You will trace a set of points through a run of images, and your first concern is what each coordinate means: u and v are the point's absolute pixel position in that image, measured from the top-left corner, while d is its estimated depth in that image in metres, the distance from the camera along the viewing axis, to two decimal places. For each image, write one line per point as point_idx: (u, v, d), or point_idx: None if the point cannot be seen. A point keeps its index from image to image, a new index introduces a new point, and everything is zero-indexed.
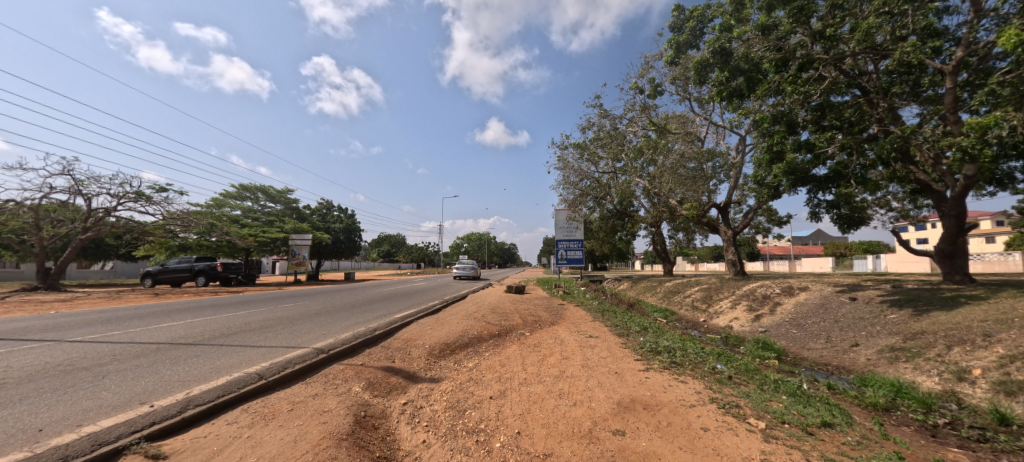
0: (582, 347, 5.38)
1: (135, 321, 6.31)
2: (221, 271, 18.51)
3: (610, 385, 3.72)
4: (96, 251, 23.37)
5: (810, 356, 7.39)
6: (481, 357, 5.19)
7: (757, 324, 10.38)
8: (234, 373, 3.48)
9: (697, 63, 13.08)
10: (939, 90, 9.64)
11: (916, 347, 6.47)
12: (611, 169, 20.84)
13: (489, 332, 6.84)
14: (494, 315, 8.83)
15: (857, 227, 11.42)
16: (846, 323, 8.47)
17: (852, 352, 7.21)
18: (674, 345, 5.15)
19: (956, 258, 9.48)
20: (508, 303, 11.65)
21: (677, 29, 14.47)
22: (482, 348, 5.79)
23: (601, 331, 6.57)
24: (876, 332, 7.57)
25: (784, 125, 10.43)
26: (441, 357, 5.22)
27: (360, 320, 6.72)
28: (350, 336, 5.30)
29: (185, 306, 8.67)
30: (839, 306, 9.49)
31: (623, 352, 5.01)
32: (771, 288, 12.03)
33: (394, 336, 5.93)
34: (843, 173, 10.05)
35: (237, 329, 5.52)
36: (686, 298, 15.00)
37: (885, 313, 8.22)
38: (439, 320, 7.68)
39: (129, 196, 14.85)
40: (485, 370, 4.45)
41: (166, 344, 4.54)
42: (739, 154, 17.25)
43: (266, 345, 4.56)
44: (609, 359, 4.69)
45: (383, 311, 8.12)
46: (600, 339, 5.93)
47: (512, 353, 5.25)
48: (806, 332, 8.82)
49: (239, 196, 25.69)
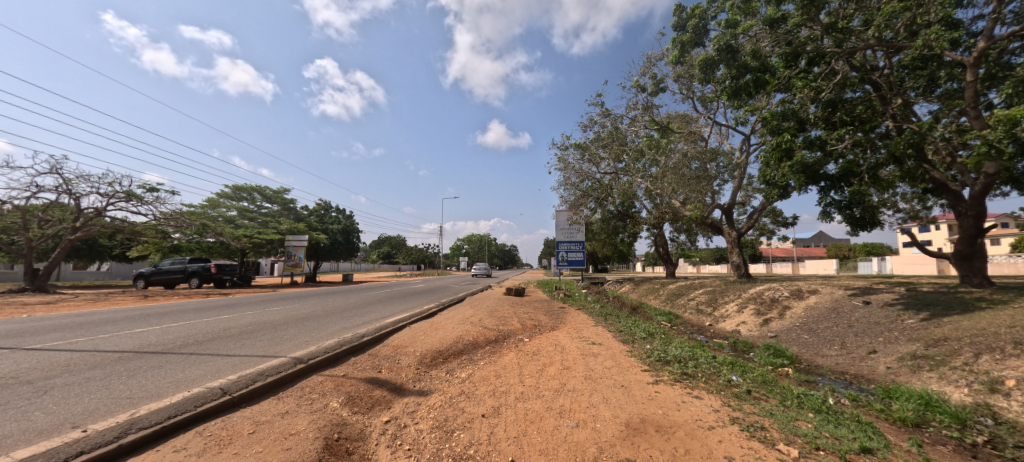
0: (584, 355, 5.00)
1: (108, 325, 5.93)
2: (214, 272, 18.15)
3: (616, 401, 3.34)
4: (90, 252, 23.08)
5: (825, 364, 6.99)
6: (475, 366, 4.82)
7: (766, 329, 9.98)
8: (194, 387, 3.10)
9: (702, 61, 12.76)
10: (955, 85, 9.26)
11: (940, 355, 6.07)
12: (613, 170, 20.45)
13: (486, 337, 6.46)
14: (492, 319, 8.44)
15: (868, 228, 11.01)
16: (861, 329, 8.07)
17: (870, 360, 6.81)
18: (684, 353, 4.77)
19: (974, 259, 9.10)
20: (507, 306, 11.28)
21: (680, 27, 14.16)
22: (477, 356, 5.41)
23: (604, 338, 6.18)
24: (894, 338, 7.17)
25: (793, 122, 10.13)
26: (431, 367, 4.83)
27: (349, 324, 6.34)
28: (334, 343, 4.93)
29: (171, 309, 8.31)
30: (852, 310, 9.06)
31: (629, 361, 4.61)
32: (779, 290, 11.63)
33: (383, 343, 5.56)
34: (856, 172, 9.65)
35: (215, 335, 5.14)
36: (690, 301, 14.58)
37: (902, 318, 7.80)
38: (434, 324, 7.30)
39: (119, 195, 14.52)
40: (478, 382, 4.06)
41: (130, 352, 4.16)
42: (743, 154, 16.89)
43: (240, 354, 4.18)
44: (615, 369, 4.30)
45: (376, 315, 7.74)
46: (603, 346, 5.54)
47: (508, 362, 4.86)
48: (818, 338, 8.41)
49: (235, 197, 25.36)
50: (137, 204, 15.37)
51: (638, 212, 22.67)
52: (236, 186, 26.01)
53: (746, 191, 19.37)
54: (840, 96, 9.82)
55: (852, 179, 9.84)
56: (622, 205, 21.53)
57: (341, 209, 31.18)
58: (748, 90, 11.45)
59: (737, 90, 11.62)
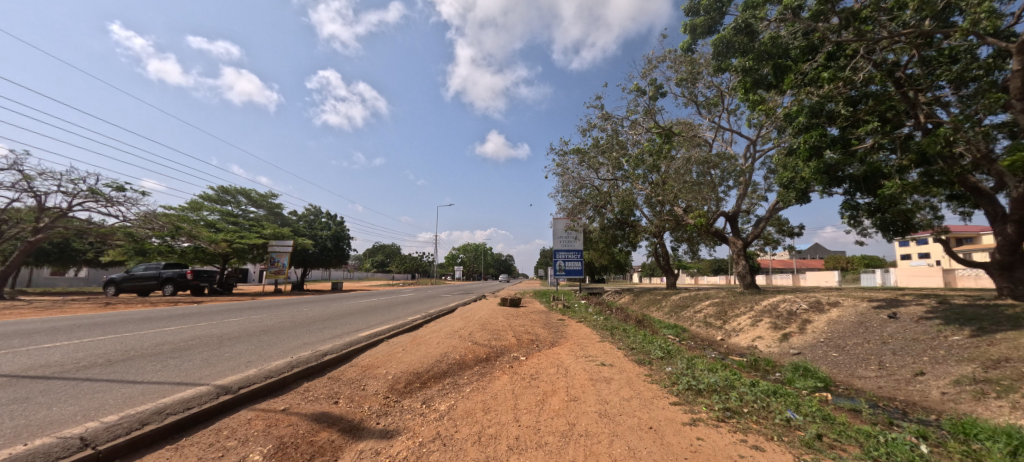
0: (593, 381, 4.04)
1: (27, 337, 4.95)
2: (191, 279, 17.02)
3: (647, 454, 2.41)
4: (60, 256, 21.83)
5: (865, 388, 6.09)
6: (459, 395, 3.86)
7: (787, 346, 9.09)
8: (39, 438, 2.14)
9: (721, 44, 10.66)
10: (1001, 74, 8.48)
11: (1007, 379, 5.16)
12: (612, 176, 19.75)
13: (474, 355, 5.52)
14: (484, 332, 7.49)
15: (900, 231, 10.23)
16: (898, 346, 7.18)
17: (918, 383, 5.91)
18: (720, 381, 3.81)
19: (1016, 269, 8.41)
20: (500, 317, 10.35)
21: (693, 11, 12.62)
22: (463, 380, 4.48)
23: (614, 357, 5.26)
24: (942, 357, 6.28)
25: (814, 120, 9.30)
26: (405, 395, 3.89)
27: (313, 339, 5.34)
28: (284, 365, 3.99)
29: (119, 319, 7.29)
30: (882, 325, 8.17)
31: (650, 390, 3.71)
32: (796, 302, 10.68)
33: (351, 362, 4.63)
34: (883, 173, 8.90)
35: (137, 353, 4.16)
36: (697, 313, 13.63)
37: (946, 334, 6.92)
38: (417, 339, 6.37)
39: (85, 195, 13.48)
40: (460, 420, 3.11)
41: (0, 378, 3.17)
42: (748, 160, 16.25)
43: (149, 381, 3.21)
44: (638, 402, 3.38)
45: (351, 327, 6.77)
46: (615, 368, 4.60)
47: (501, 390, 3.92)
48: (850, 356, 7.53)
49: (219, 200, 24.34)
50: (107, 205, 14.45)
51: (639, 221, 21.81)
52: (220, 188, 24.97)
53: (751, 199, 18.74)
54: (862, 93, 9.11)
55: (881, 179, 9.03)
56: (621, 213, 20.80)
57: (332, 216, 30.20)
58: (768, 81, 10.47)
59: (756, 81, 10.72)
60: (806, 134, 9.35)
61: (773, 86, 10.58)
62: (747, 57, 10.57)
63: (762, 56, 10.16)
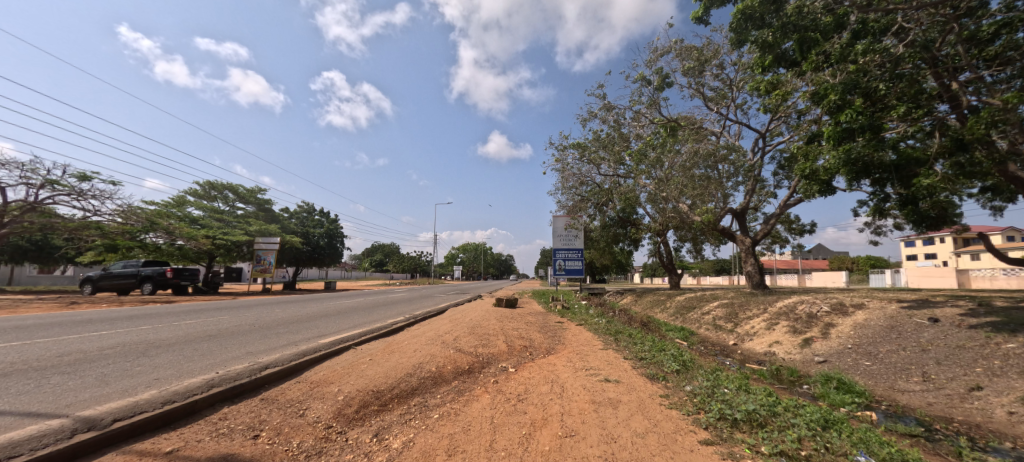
0: (596, 405, 3.16)
1: None
2: (170, 277, 15.98)
3: None
4: (39, 254, 21.19)
5: (913, 405, 5.20)
6: (422, 425, 2.99)
7: (810, 352, 8.21)
8: None
9: (737, 13, 9.46)
10: None
11: None
12: (613, 172, 18.80)
13: (453, 366, 4.64)
14: (472, 338, 6.60)
15: (935, 225, 9.21)
16: (941, 354, 6.31)
17: (976, 400, 5.04)
18: (760, 407, 2.94)
19: None
20: (493, 320, 9.49)
21: None
22: (434, 401, 3.62)
23: (620, 371, 4.39)
24: (1001, 369, 5.39)
25: (839, 101, 8.36)
26: (355, 423, 3.03)
27: (258, 348, 4.45)
28: (201, 384, 3.13)
29: (53, 321, 6.37)
30: (917, 329, 7.30)
31: (671, 421, 2.82)
32: (816, 304, 9.77)
33: (298, 378, 3.77)
34: (918, 160, 7.97)
35: (22, 367, 3.31)
36: (705, 315, 12.73)
37: (998, 341, 6.02)
38: (391, 346, 5.53)
39: (50, 186, 12.63)
40: None
41: None
42: (758, 154, 15.38)
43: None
44: (656, 440, 2.50)
45: (317, 331, 5.95)
46: (623, 387, 3.73)
47: (477, 417, 3.06)
48: (885, 365, 6.65)
49: (207, 196, 23.54)
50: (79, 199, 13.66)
51: (641, 219, 21.00)
52: (207, 183, 24.12)
53: (759, 195, 17.89)
54: (891, 74, 8.00)
55: (916, 168, 8.08)
56: (623, 210, 19.96)
57: (325, 214, 29.44)
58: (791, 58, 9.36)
59: (777, 57, 9.56)
60: (836, 115, 8.44)
61: (797, 63, 9.57)
62: (768, 31, 9.18)
63: (786, 28, 8.80)
